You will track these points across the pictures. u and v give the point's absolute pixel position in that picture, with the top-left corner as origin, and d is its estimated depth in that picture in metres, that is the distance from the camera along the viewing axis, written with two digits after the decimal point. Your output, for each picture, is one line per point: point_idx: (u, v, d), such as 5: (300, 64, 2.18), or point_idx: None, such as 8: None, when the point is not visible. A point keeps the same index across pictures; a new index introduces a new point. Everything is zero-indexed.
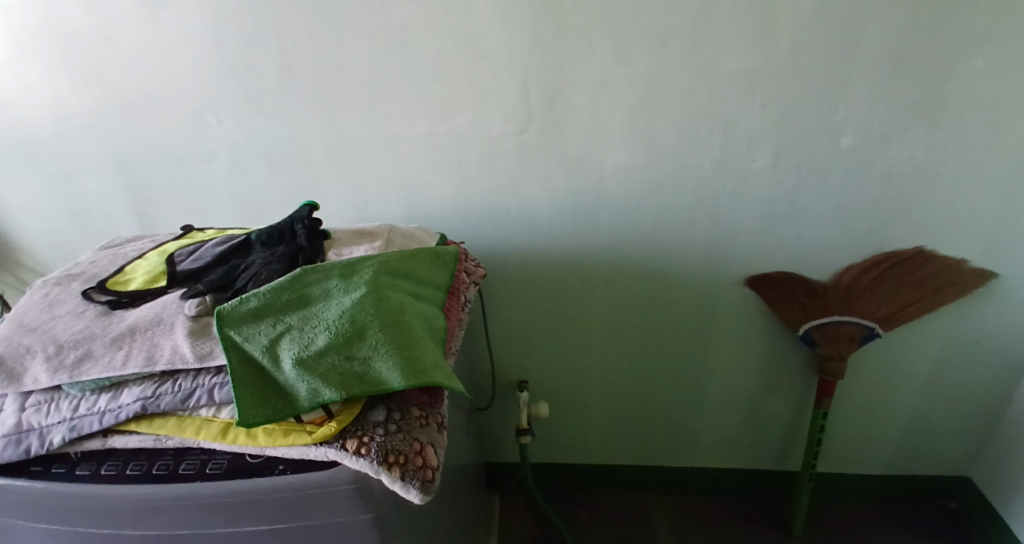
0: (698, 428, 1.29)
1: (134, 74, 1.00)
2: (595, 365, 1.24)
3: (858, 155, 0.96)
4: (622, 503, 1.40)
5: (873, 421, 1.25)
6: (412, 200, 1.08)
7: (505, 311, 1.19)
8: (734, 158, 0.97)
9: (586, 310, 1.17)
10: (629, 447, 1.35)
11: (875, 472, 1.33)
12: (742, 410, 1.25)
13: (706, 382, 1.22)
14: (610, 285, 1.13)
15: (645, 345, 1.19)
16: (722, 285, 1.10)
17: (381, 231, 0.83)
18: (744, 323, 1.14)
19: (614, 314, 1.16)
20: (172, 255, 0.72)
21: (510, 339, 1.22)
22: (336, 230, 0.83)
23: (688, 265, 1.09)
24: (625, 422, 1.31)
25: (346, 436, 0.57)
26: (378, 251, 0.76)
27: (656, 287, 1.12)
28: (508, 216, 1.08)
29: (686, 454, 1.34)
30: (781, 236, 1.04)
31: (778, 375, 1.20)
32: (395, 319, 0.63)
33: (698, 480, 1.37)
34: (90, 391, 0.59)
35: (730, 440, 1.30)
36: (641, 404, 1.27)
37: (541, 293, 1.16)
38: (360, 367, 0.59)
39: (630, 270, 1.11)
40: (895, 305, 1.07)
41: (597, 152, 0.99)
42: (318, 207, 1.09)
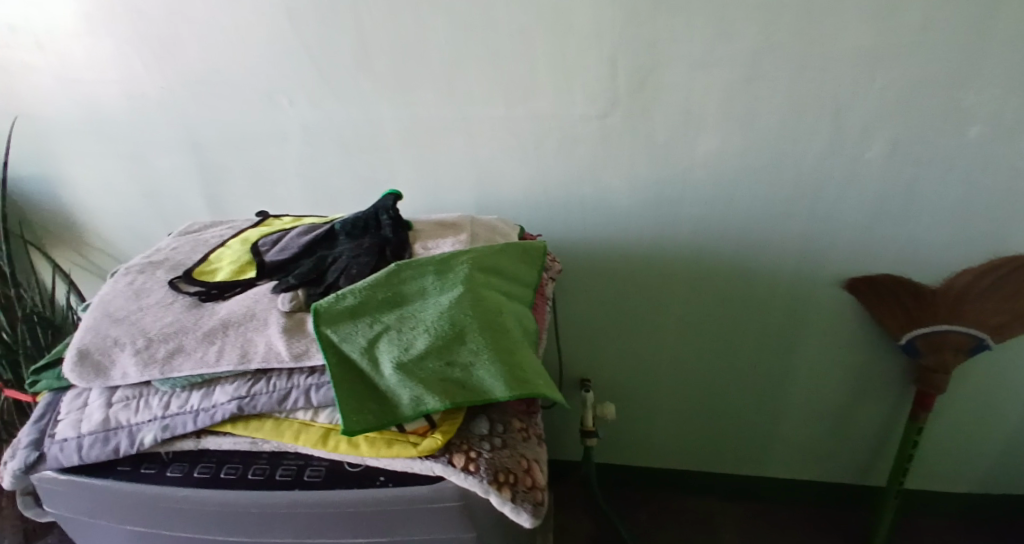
0: (773, 435, 1.22)
1: (207, 51, 0.97)
2: (668, 367, 1.18)
3: (984, 148, 0.86)
4: (685, 508, 1.34)
5: (967, 436, 1.16)
6: (486, 188, 1.02)
7: (576, 306, 1.13)
8: (844, 148, 0.89)
9: (662, 308, 1.10)
10: (697, 450, 1.28)
11: (964, 490, 1.24)
12: (824, 418, 1.18)
13: (788, 389, 1.15)
14: (691, 284, 1.06)
15: (723, 346, 1.12)
16: (814, 287, 1.03)
17: (463, 222, 0.77)
18: (837, 327, 1.06)
19: (692, 314, 1.10)
20: (257, 244, 0.68)
21: (579, 335, 1.17)
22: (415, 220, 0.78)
23: (779, 264, 1.01)
24: (694, 425, 1.24)
25: (452, 450, 0.52)
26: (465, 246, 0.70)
27: (742, 285, 1.04)
28: (586, 208, 1.02)
29: (757, 461, 1.27)
30: (886, 234, 0.95)
31: (868, 383, 1.12)
32: (494, 321, 0.58)
33: (769, 488, 1.30)
34: (181, 387, 0.56)
35: (808, 450, 1.23)
36: (713, 407, 1.21)
37: (615, 289, 1.10)
38: (459, 373, 0.55)
39: (714, 267, 1.04)
40: (1012, 313, 0.97)
41: (689, 138, 0.92)
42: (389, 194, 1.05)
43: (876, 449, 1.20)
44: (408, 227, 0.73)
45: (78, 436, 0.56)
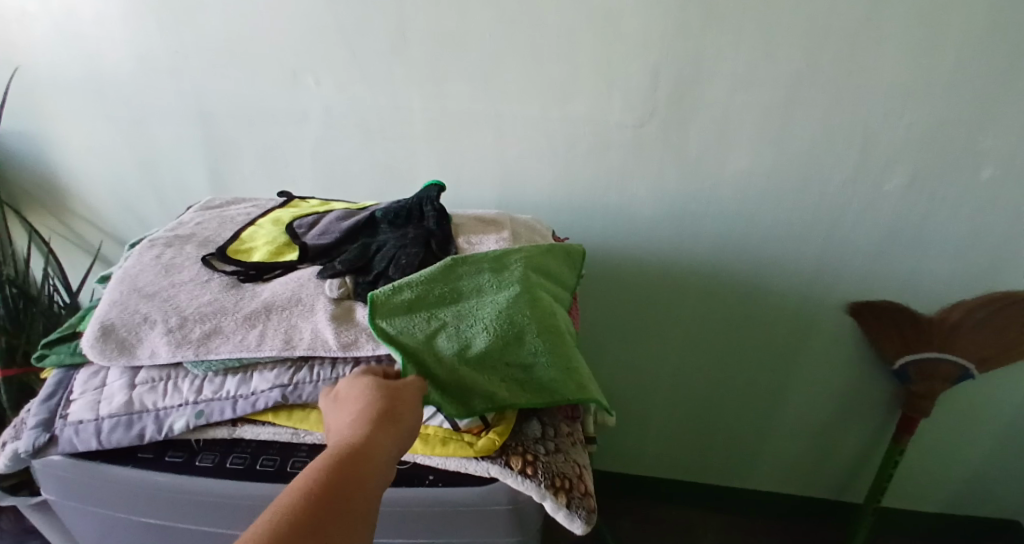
0: (761, 450, 1.26)
1: (233, 19, 0.92)
2: (668, 378, 1.19)
3: (995, 190, 0.90)
4: (666, 517, 1.37)
5: (941, 461, 1.22)
6: (508, 187, 1.01)
7: (584, 312, 1.13)
8: (867, 177, 0.92)
9: (669, 320, 1.11)
10: (685, 461, 1.30)
11: (931, 511, 1.30)
12: (812, 436, 1.22)
13: (781, 405, 1.19)
14: (701, 299, 1.08)
15: (724, 362, 1.14)
16: (818, 307, 1.06)
17: (503, 220, 0.75)
18: (835, 348, 1.11)
19: (699, 328, 1.11)
20: (293, 225, 0.65)
21: (584, 340, 1.17)
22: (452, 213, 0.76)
23: (789, 285, 1.04)
24: (685, 436, 1.26)
25: (508, 453, 0.51)
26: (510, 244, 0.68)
27: (750, 303, 1.07)
28: (608, 215, 1.02)
29: (743, 475, 1.30)
30: (893, 263, 0.99)
31: (856, 404, 1.17)
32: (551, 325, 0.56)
33: (748, 503, 1.34)
34: (215, 372, 0.53)
35: (792, 466, 1.27)
36: (706, 420, 1.23)
37: (624, 298, 1.10)
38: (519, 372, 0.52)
39: (725, 284, 1.05)
40: (997, 347, 1.03)
41: (719, 154, 0.94)
42: (407, 184, 1.02)
43: (856, 467, 1.25)
44: (450, 221, 0.71)
45: (97, 419, 0.52)
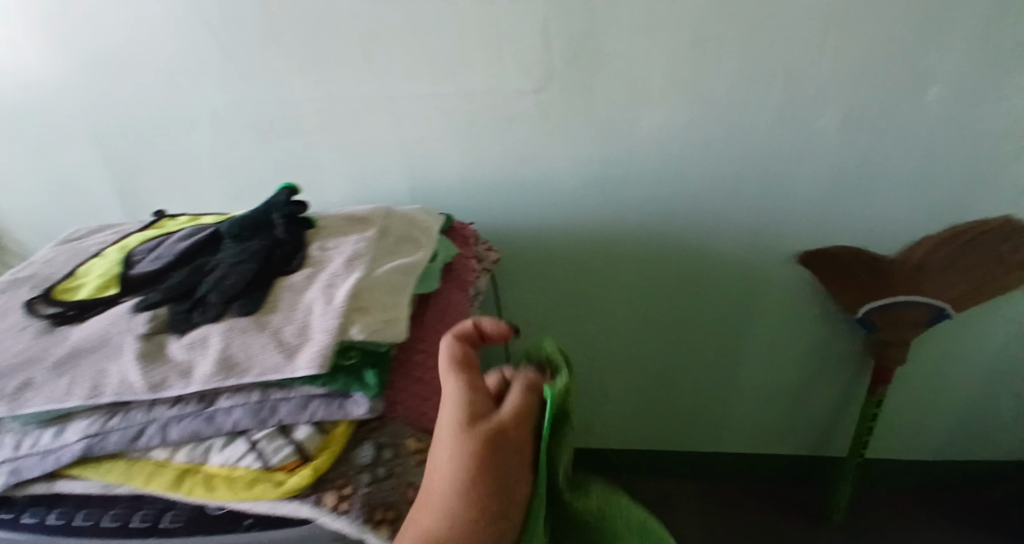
0: (731, 414, 1.21)
1: (105, 30, 0.88)
2: (627, 351, 1.13)
3: (941, 114, 0.81)
4: (645, 487, 1.33)
5: (927, 403, 1.15)
6: (416, 175, 0.95)
7: (523, 295, 1.07)
8: (797, 116, 0.83)
9: (613, 293, 1.05)
10: (654, 431, 1.27)
11: (927, 457, 1.23)
12: (784, 395, 1.18)
13: (747, 363, 1.13)
14: (641, 268, 1.01)
15: (676, 330, 1.09)
16: (770, 263, 0.98)
17: (375, 216, 0.68)
18: (794, 304, 1.03)
19: (646, 298, 1.05)
20: (133, 253, 0.62)
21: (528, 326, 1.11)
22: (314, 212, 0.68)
23: (735, 244, 0.97)
24: (651, 408, 1.22)
25: (323, 488, 0.48)
26: (369, 245, 0.61)
27: (694, 266, 1.00)
28: (529, 192, 0.95)
29: (715, 440, 1.27)
30: (840, 208, 0.91)
31: (823, 357, 1.11)
32: (384, 324, 0.53)
33: (724, 466, 1.31)
34: (34, 424, 0.51)
35: (767, 427, 1.23)
36: (668, 390, 1.19)
37: (560, 276, 1.03)
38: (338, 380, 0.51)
39: (663, 249, 0.98)
40: (974, 285, 0.92)
41: (633, 113, 0.86)
42: (313, 184, 0.97)
43: (836, 419, 1.20)
44: (305, 224, 0.64)
45: None
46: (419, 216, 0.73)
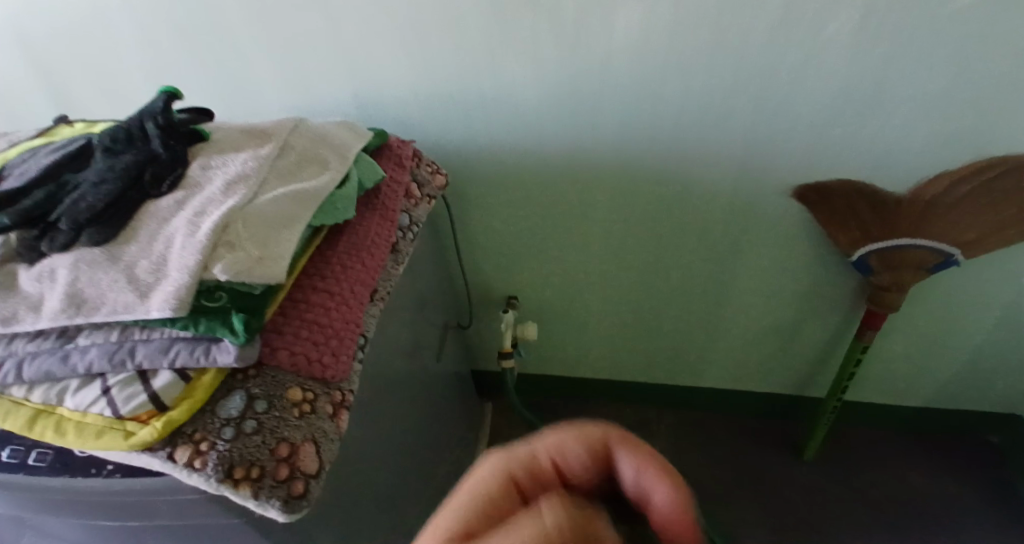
0: (710, 348, 1.19)
1: None
2: (603, 281, 1.09)
3: (974, 23, 0.67)
4: (620, 413, 1.33)
5: (919, 351, 1.08)
6: (362, 86, 0.84)
7: (490, 219, 1.01)
8: (799, 23, 0.70)
9: (585, 218, 0.99)
10: (633, 362, 1.24)
11: (913, 405, 1.21)
12: (766, 332, 1.13)
13: (729, 297, 1.08)
14: (615, 192, 0.94)
15: (652, 258, 1.04)
16: (755, 196, 0.90)
17: (277, 130, 0.60)
18: (781, 235, 0.96)
19: (621, 224, 0.99)
20: (4, 167, 0.60)
21: (497, 251, 1.06)
22: (212, 126, 0.62)
23: (717, 176, 0.88)
24: (629, 338, 1.19)
25: (176, 442, 0.44)
26: (259, 163, 0.55)
27: (672, 191, 0.92)
28: (490, 113, 0.85)
29: (694, 374, 1.25)
30: (841, 134, 0.80)
31: (810, 298, 1.05)
32: (256, 267, 0.47)
33: (703, 399, 1.30)
34: None
35: (748, 364, 1.20)
36: (648, 322, 1.15)
37: (528, 199, 0.97)
38: (202, 322, 0.45)
39: (639, 172, 0.90)
40: (989, 226, 0.83)
41: (603, 14, 0.73)
42: (251, 94, 0.88)
43: (819, 361, 1.15)
44: (190, 138, 0.58)
45: None
46: (331, 131, 0.66)
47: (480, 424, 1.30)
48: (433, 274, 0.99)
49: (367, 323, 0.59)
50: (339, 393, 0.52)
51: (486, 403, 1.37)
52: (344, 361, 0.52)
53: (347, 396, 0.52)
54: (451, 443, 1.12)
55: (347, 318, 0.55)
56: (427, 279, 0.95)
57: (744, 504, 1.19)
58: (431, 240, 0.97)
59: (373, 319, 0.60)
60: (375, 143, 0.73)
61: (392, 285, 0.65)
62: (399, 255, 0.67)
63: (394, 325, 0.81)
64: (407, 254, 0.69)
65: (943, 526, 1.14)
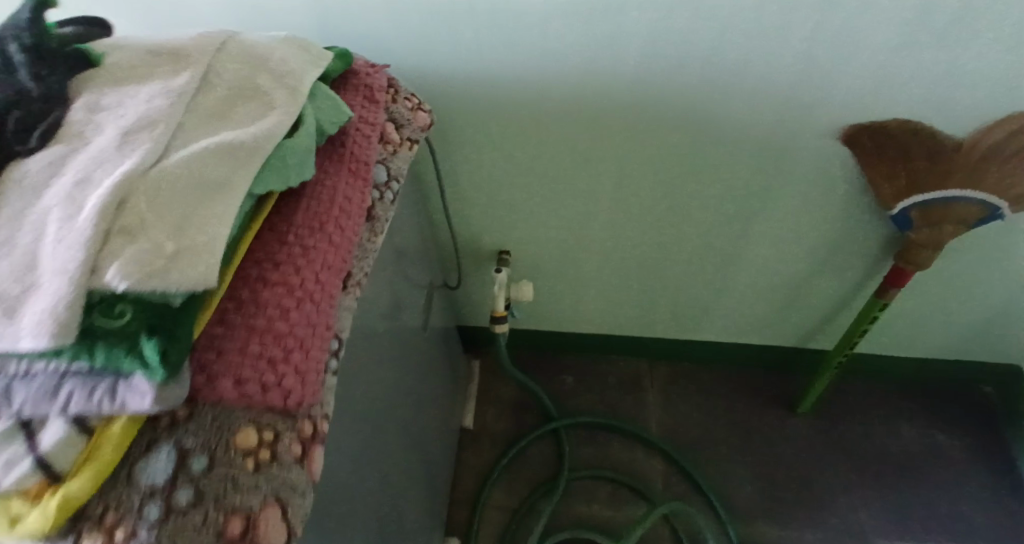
0: (712, 305, 1.13)
1: None
2: (603, 238, 1.01)
3: None
4: (613, 369, 1.32)
5: (933, 302, 1.07)
6: (330, 11, 0.70)
7: (481, 168, 0.89)
8: None
9: (588, 169, 0.88)
10: (632, 315, 1.19)
11: (917, 356, 1.20)
12: (774, 294, 1.07)
13: (737, 256, 1.01)
14: (625, 140, 0.83)
15: (661, 214, 0.95)
16: (777, 149, 0.82)
17: (197, 55, 0.44)
18: (804, 191, 0.87)
19: (629, 178, 0.89)
20: None
21: (489, 205, 0.96)
22: (106, 47, 0.45)
23: (739, 128, 0.79)
24: (629, 294, 1.12)
25: (80, 527, 0.31)
26: (170, 107, 0.39)
27: (688, 137, 0.82)
28: (482, 58, 0.73)
29: (694, 328, 1.20)
30: (884, 74, 0.71)
31: (827, 260, 0.98)
32: (171, 264, 0.32)
33: (700, 351, 1.27)
34: None
35: (751, 321, 1.15)
36: (651, 278, 1.08)
37: (526, 147, 0.85)
38: (100, 351, 0.31)
39: (652, 116, 0.79)
40: None
41: None
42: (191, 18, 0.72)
43: (821, 318, 1.12)
44: (71, 68, 0.41)
45: None
46: (274, 51, 0.49)
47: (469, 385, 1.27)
48: (420, 243, 0.90)
49: (340, 319, 0.45)
50: (308, 424, 0.39)
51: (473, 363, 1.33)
52: (313, 381, 0.39)
53: (318, 426, 0.40)
54: (441, 411, 1.08)
55: (312, 318, 0.41)
56: (416, 249, 0.87)
57: (735, 459, 1.20)
58: (416, 206, 0.87)
59: (348, 312, 0.46)
60: (337, 75, 0.56)
61: (370, 260, 0.51)
62: (377, 221, 0.53)
63: (383, 303, 0.72)
64: (386, 218, 0.54)
65: (929, 474, 1.16)
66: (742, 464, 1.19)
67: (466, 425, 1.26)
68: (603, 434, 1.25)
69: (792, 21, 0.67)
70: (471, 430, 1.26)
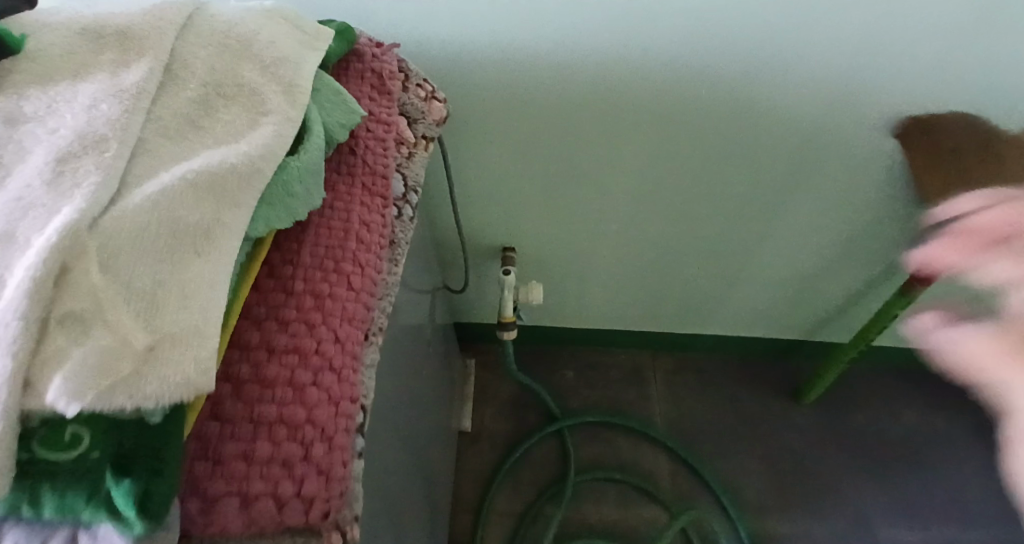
0: (724, 298, 1.08)
1: None
2: (616, 233, 0.93)
3: None
4: (615, 363, 1.26)
5: None
6: None
7: (489, 161, 0.80)
8: None
9: (609, 163, 0.79)
10: (638, 309, 1.13)
11: (922, 347, 1.18)
12: (789, 285, 1.03)
13: (759, 250, 0.95)
14: (652, 133, 0.74)
15: (682, 209, 0.87)
16: (820, 141, 0.74)
17: (161, 43, 0.33)
18: (836, 184, 0.81)
19: (651, 172, 0.81)
20: None
21: (495, 199, 0.87)
22: (26, 25, 0.33)
23: (783, 117, 0.71)
24: (638, 289, 1.06)
25: None
26: (128, 121, 0.28)
27: (720, 130, 0.74)
28: (498, 36, 0.63)
29: (701, 321, 1.15)
30: (943, 65, 0.64)
31: (848, 251, 0.94)
32: (143, 368, 0.22)
33: (706, 342, 1.22)
34: None
35: (760, 311, 1.11)
36: (662, 273, 1.02)
37: (541, 139, 0.76)
38: (50, 496, 0.23)
39: (684, 107, 0.71)
40: None
41: None
42: None
43: (837, 310, 1.08)
44: None
45: None
46: (257, 31, 0.37)
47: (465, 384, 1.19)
48: (420, 245, 0.80)
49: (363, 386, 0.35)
50: (337, 537, 0.28)
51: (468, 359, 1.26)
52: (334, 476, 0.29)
53: (347, 536, 0.29)
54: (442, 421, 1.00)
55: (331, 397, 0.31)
56: (418, 254, 0.77)
57: (744, 456, 1.16)
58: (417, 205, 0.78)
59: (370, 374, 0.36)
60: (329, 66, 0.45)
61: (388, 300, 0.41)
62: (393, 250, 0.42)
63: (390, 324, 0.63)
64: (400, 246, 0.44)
65: (940, 464, 1.15)
66: (754, 459, 1.15)
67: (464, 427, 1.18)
68: (608, 429, 1.20)
69: (852, 2, 0.59)
70: (469, 432, 1.19)
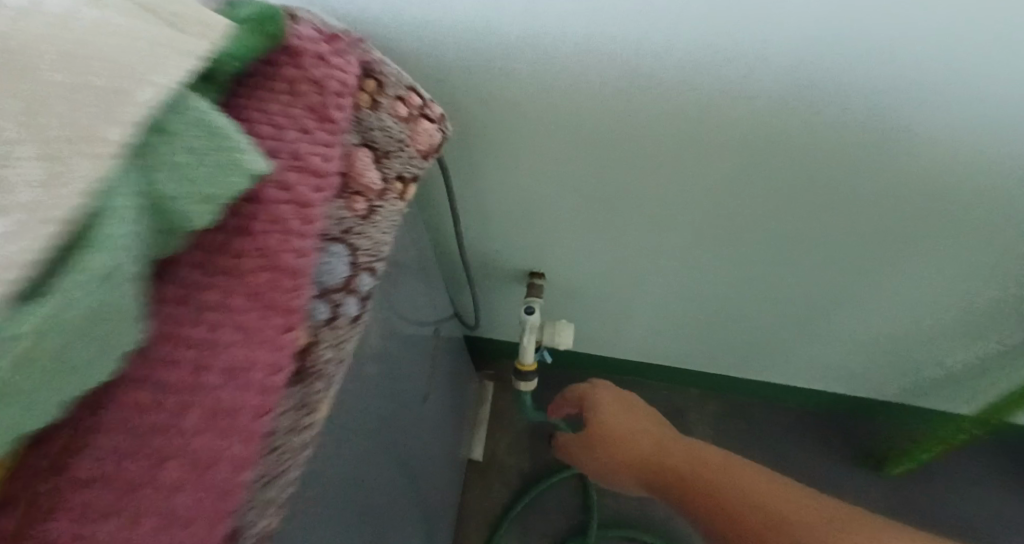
0: (787, 350, 0.91)
1: None
2: (670, 277, 0.77)
3: None
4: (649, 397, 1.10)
5: None
6: None
7: (509, 187, 0.65)
8: None
9: (660, 204, 0.63)
10: (680, 349, 0.97)
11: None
12: (868, 347, 0.86)
13: (836, 309, 0.78)
14: (718, 177, 0.57)
15: (748, 260, 0.71)
16: (947, 206, 0.56)
17: None
18: (957, 251, 0.63)
19: (714, 219, 0.64)
20: None
21: (516, 227, 0.72)
22: None
23: (901, 175, 0.53)
24: (683, 330, 0.91)
25: None
26: None
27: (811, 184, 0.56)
28: (515, 61, 0.48)
29: (758, 372, 0.98)
30: None
31: (953, 318, 0.76)
32: None
33: (759, 387, 1.05)
34: None
35: (828, 369, 0.94)
36: (716, 319, 0.86)
37: (572, 169, 0.60)
38: None
39: (764, 153, 0.53)
40: None
41: None
42: None
43: (924, 378, 0.90)
44: None
45: None
46: (8, 33, 0.22)
47: (478, 410, 1.14)
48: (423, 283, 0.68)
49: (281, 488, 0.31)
50: None
51: (485, 380, 1.17)
52: None
53: None
54: (447, 460, 0.92)
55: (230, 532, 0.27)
56: (424, 298, 0.67)
57: None
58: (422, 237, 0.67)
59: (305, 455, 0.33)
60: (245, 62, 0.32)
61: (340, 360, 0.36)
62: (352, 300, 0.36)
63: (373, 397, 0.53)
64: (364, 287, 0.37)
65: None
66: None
67: (475, 456, 1.12)
68: None
69: None
70: (479, 463, 1.12)
